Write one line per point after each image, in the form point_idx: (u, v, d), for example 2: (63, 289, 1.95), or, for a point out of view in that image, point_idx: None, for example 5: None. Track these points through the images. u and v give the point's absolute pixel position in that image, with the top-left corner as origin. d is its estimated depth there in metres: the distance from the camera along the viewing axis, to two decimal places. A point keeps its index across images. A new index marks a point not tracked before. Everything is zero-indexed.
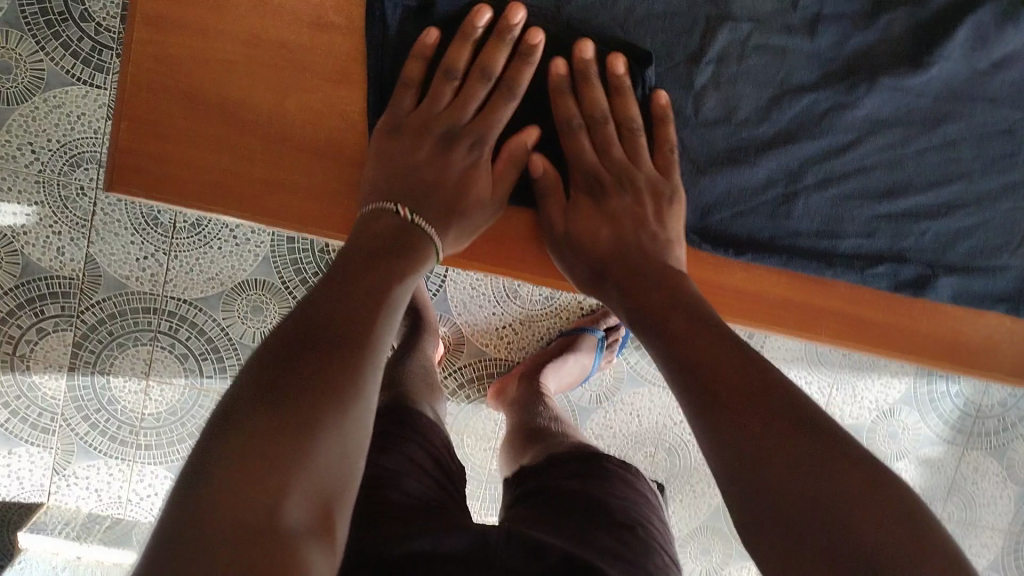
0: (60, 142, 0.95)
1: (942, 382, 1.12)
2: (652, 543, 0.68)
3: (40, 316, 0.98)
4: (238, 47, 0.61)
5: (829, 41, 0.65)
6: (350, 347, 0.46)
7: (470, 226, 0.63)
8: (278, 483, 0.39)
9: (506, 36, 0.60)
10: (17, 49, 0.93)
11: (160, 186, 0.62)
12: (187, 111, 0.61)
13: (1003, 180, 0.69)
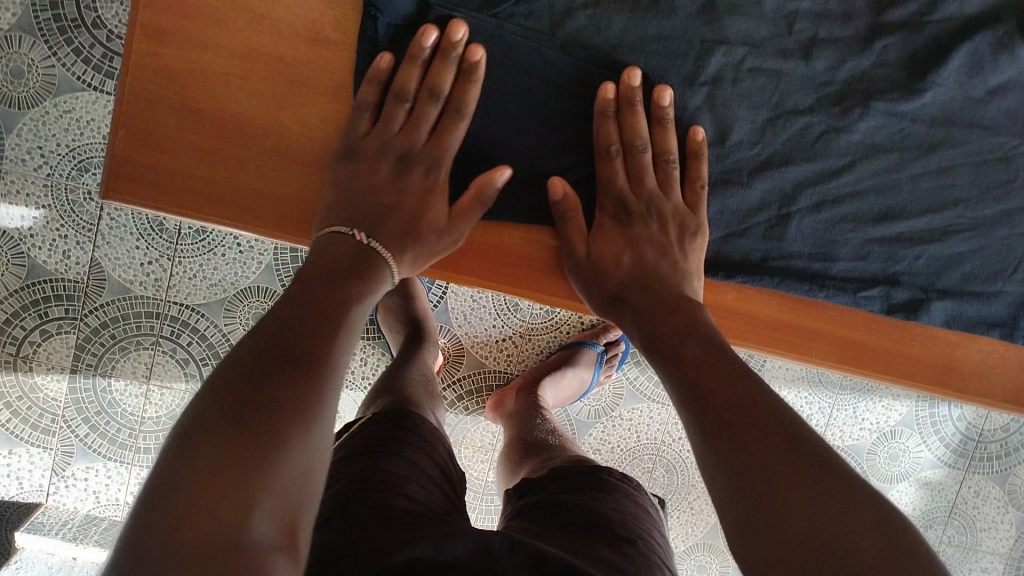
0: (70, 147, 0.96)
1: (944, 406, 1.10)
2: (658, 559, 0.60)
3: (44, 319, 0.99)
4: (209, 53, 0.56)
5: (824, 65, 0.61)
6: (317, 357, 0.45)
7: (428, 253, 0.59)
8: (248, 498, 0.38)
9: (451, 55, 0.55)
10: (29, 53, 0.94)
11: (166, 197, 0.57)
12: (173, 122, 0.56)
13: (1002, 209, 0.64)
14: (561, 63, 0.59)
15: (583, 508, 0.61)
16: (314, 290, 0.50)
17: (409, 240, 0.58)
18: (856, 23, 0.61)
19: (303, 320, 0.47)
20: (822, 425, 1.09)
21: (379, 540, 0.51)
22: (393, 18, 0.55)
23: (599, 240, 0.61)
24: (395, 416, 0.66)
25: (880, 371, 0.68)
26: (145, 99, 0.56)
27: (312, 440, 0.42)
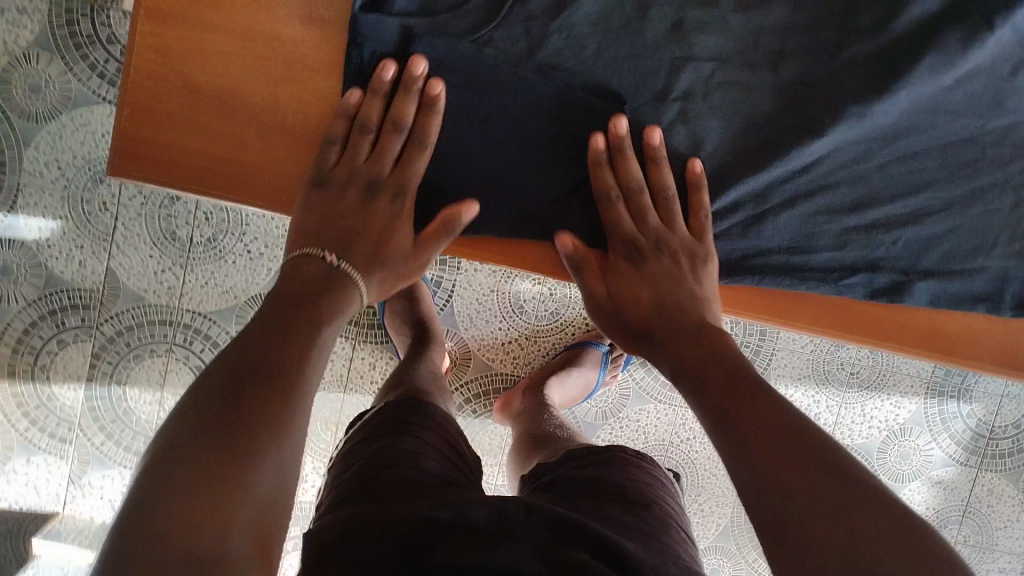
0: (85, 159, 0.99)
1: (953, 402, 1.09)
2: (673, 523, 0.61)
3: (61, 327, 1.01)
4: (209, 44, 0.58)
5: (790, 74, 0.62)
6: (291, 384, 0.47)
7: (392, 275, 0.62)
8: (229, 510, 0.40)
9: (412, 88, 0.58)
10: (48, 69, 0.97)
11: (171, 172, 0.59)
12: (178, 99, 0.58)
13: (976, 186, 0.65)
14: (541, 85, 0.60)
15: (601, 483, 0.62)
16: (291, 315, 0.52)
17: (375, 262, 0.60)
18: (819, 33, 0.62)
19: (279, 346, 0.49)
20: (830, 424, 1.09)
21: (388, 502, 0.51)
22: (378, 45, 0.58)
23: (620, 279, 0.64)
24: (409, 403, 0.67)
25: (880, 338, 0.68)
26: (154, 76, 0.58)
27: (279, 460, 0.44)
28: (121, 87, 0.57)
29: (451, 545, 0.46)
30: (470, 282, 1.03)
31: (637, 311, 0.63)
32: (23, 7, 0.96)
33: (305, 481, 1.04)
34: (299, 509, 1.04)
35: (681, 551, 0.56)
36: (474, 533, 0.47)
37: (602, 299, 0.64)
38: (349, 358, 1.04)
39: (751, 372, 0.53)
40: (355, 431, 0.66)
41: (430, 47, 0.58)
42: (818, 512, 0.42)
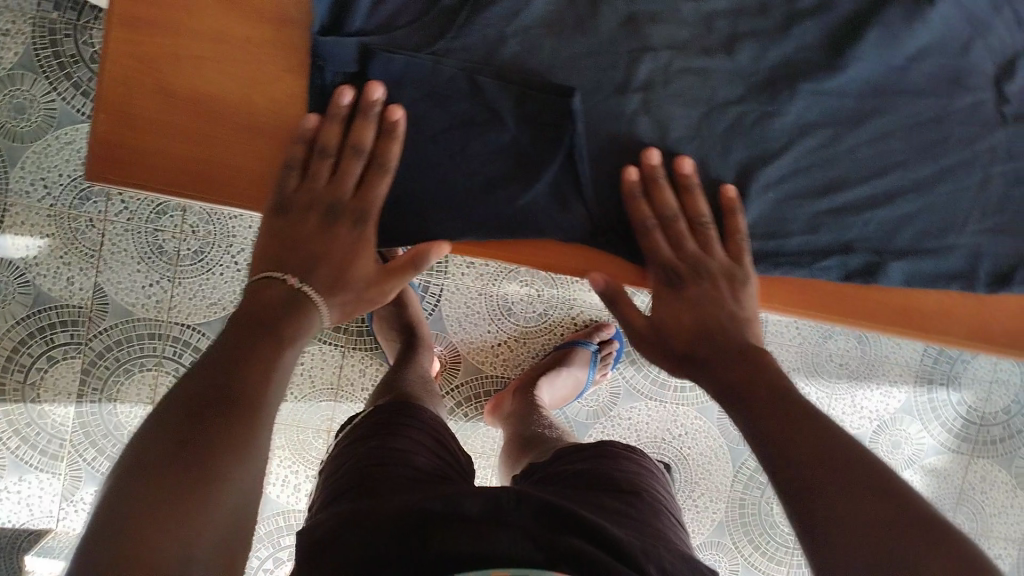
0: (72, 177, 1.00)
1: (942, 390, 1.10)
2: (663, 508, 0.62)
3: (50, 344, 1.02)
4: (181, 50, 0.58)
5: (748, 57, 0.63)
6: (258, 401, 0.47)
7: (353, 300, 0.60)
8: (190, 532, 0.41)
9: (371, 113, 0.57)
10: (31, 90, 0.98)
11: (146, 175, 0.58)
12: (152, 102, 0.58)
13: (943, 166, 0.66)
14: (498, 91, 0.60)
15: (596, 475, 0.62)
16: (261, 326, 0.52)
17: (339, 288, 0.58)
18: (772, 16, 0.64)
19: (248, 361, 0.49)
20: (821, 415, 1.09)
21: (379, 499, 0.51)
22: (339, 65, 0.58)
23: (660, 306, 0.63)
24: (397, 406, 0.67)
25: (863, 317, 0.69)
26: (129, 77, 0.57)
27: (245, 474, 0.45)
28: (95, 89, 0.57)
29: (441, 534, 0.45)
30: (457, 287, 1.03)
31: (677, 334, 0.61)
32: (5, 28, 0.97)
33: (299, 491, 1.04)
34: (293, 519, 1.04)
35: (670, 535, 0.57)
36: (465, 522, 0.46)
37: (644, 326, 0.63)
38: (339, 366, 1.04)
39: (800, 398, 0.53)
40: (346, 433, 0.66)
41: (388, 64, 0.58)
42: (881, 555, 0.42)
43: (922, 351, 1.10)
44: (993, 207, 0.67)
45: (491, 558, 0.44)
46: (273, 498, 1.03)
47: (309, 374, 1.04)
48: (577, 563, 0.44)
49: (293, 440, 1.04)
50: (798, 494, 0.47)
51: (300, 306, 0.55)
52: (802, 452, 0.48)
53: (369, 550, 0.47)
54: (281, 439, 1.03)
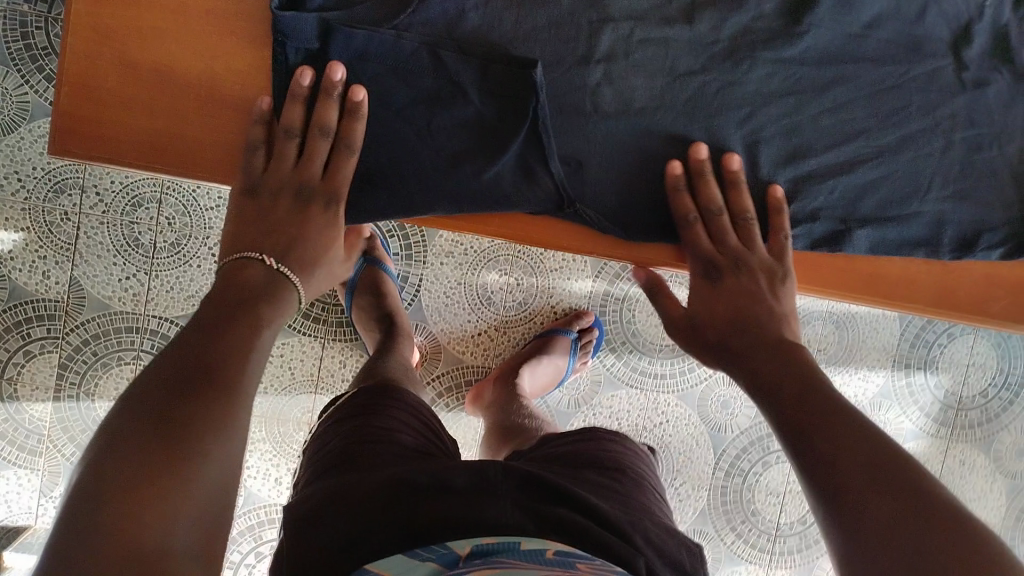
0: (46, 170, 0.99)
1: (920, 375, 1.11)
2: (649, 487, 0.62)
3: (26, 339, 1.01)
4: (142, 28, 0.57)
5: (707, 27, 0.64)
6: (238, 381, 0.47)
7: (324, 278, 0.62)
8: (174, 504, 0.40)
9: (333, 93, 0.57)
10: (3, 83, 0.97)
11: (112, 149, 0.58)
12: (116, 75, 0.57)
13: (904, 134, 0.67)
14: (460, 66, 0.59)
15: (587, 455, 0.61)
16: (236, 309, 0.52)
17: (313, 267, 0.60)
18: None
19: (227, 343, 0.49)
20: None
21: (353, 476, 0.50)
22: (302, 42, 0.57)
23: (702, 304, 0.65)
24: (379, 388, 0.66)
25: (837, 288, 0.70)
26: (93, 54, 0.57)
27: (223, 455, 0.44)
28: (57, 63, 0.56)
29: (429, 513, 0.45)
30: (436, 276, 1.03)
31: (714, 331, 0.64)
32: None
33: (280, 484, 1.03)
34: (275, 511, 1.03)
35: (656, 510, 0.57)
36: (450, 497, 0.46)
37: (679, 315, 0.67)
38: (319, 358, 1.04)
39: (832, 393, 0.52)
40: (328, 415, 0.65)
41: (349, 39, 0.57)
42: (879, 510, 0.43)
43: (899, 335, 1.10)
44: (955, 174, 0.68)
45: (484, 525, 0.44)
46: (255, 491, 1.03)
47: (288, 368, 1.03)
48: (566, 532, 0.45)
49: (274, 433, 1.03)
50: (829, 487, 0.46)
51: (277, 289, 0.56)
52: (815, 422, 0.50)
53: (353, 524, 0.45)
54: (261, 432, 1.03)
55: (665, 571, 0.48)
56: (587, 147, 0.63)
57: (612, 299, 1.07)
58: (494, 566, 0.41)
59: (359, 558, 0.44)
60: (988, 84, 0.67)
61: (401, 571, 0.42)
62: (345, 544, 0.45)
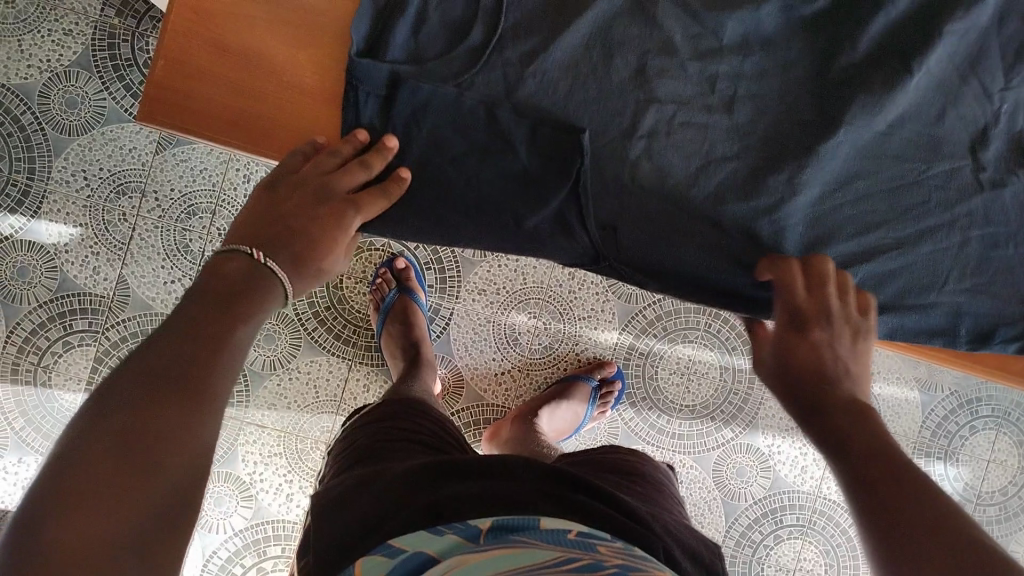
0: (111, 172, 1.04)
1: (939, 463, 1.10)
2: (668, 490, 0.66)
3: (68, 330, 1.04)
4: (238, 22, 0.61)
5: (745, 116, 0.66)
6: (206, 393, 0.44)
7: (312, 280, 0.60)
8: (133, 516, 0.38)
9: (383, 153, 0.61)
10: (84, 87, 1.03)
11: (198, 122, 0.62)
12: (209, 56, 0.61)
13: (923, 227, 0.69)
14: (513, 124, 0.64)
15: (612, 464, 0.65)
16: (214, 311, 0.48)
17: (310, 268, 0.59)
18: (769, 81, 0.66)
19: (200, 344, 0.46)
20: (817, 478, 1.10)
21: (367, 473, 0.52)
22: (373, 88, 0.62)
23: (787, 348, 0.63)
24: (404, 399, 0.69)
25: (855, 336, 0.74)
26: (190, 34, 0.60)
27: (189, 452, 0.42)
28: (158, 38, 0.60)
29: (438, 492, 0.46)
30: (467, 311, 1.06)
31: (789, 376, 0.62)
32: (67, 28, 1.02)
33: (291, 501, 1.03)
34: (282, 529, 1.03)
35: (676, 510, 0.61)
36: (462, 479, 0.47)
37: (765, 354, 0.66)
38: (344, 379, 1.06)
39: (911, 464, 0.50)
40: (359, 416, 0.67)
41: (415, 92, 0.62)
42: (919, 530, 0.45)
43: (921, 423, 1.10)
44: (973, 270, 0.69)
45: (501, 505, 0.43)
46: (265, 505, 1.03)
47: (314, 386, 1.05)
48: (582, 512, 0.45)
49: (291, 448, 1.04)
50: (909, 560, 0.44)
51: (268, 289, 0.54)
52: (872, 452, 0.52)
53: (378, 513, 0.46)
54: (279, 446, 1.03)
55: (687, 560, 0.50)
56: (625, 214, 0.66)
57: (637, 353, 1.08)
58: (512, 545, 0.39)
59: (385, 532, 0.43)
60: (1004, 186, 0.68)
61: (422, 545, 0.41)
62: (364, 530, 0.45)
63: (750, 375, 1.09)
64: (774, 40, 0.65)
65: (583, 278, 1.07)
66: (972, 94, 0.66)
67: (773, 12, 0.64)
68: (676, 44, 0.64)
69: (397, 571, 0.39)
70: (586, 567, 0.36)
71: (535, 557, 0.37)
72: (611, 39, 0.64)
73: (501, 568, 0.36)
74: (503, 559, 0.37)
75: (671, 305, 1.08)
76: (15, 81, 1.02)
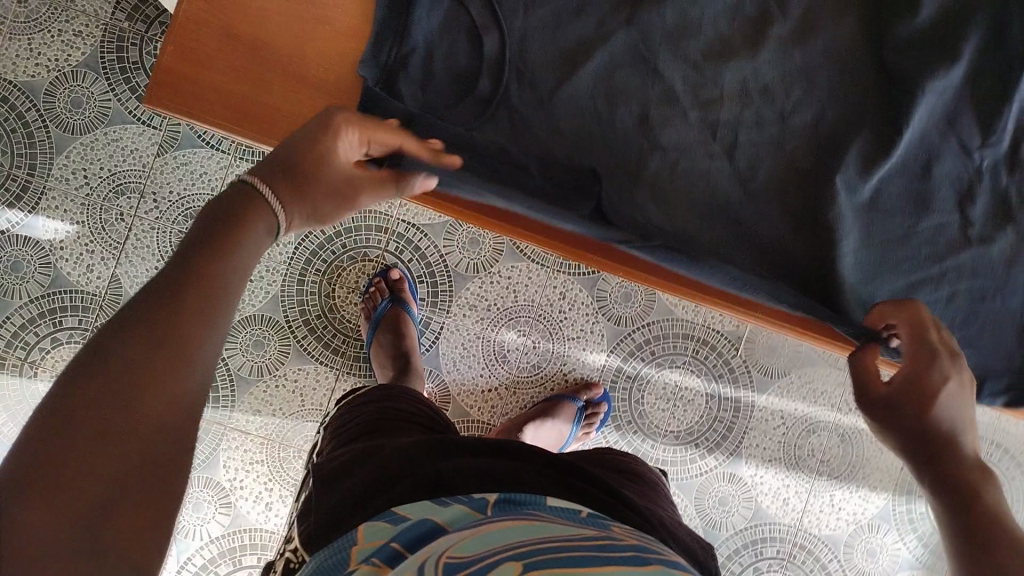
0: (111, 172, 1.05)
1: (921, 502, 1.11)
2: (658, 486, 0.66)
3: (57, 327, 1.04)
4: (249, 21, 0.64)
5: (745, 162, 0.71)
6: (189, 371, 0.37)
7: (309, 184, 0.49)
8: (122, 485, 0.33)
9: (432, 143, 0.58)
10: (90, 87, 1.05)
11: (204, 105, 0.63)
12: (220, 45, 0.64)
13: (913, 280, 0.72)
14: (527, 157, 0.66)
15: (605, 460, 0.65)
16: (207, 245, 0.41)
17: (306, 189, 0.49)
18: (769, 129, 0.70)
19: (172, 305, 0.38)
20: (799, 512, 1.10)
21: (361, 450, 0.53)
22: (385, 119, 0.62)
23: (916, 394, 0.55)
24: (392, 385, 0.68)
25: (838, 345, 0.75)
26: (200, 21, 0.63)
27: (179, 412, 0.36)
28: (170, 25, 0.63)
29: (442, 461, 0.47)
30: (457, 326, 1.06)
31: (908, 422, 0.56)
32: (78, 29, 1.04)
33: (270, 509, 1.02)
34: (260, 537, 1.02)
35: (668, 507, 0.61)
36: (471, 451, 0.49)
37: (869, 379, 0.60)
38: (331, 390, 1.05)
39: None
40: (356, 396, 0.68)
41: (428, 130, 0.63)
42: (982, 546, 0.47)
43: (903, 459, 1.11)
44: (959, 323, 0.73)
45: (500, 479, 0.45)
46: (243, 513, 1.02)
47: (300, 394, 1.04)
48: (580, 496, 0.46)
49: (273, 456, 1.03)
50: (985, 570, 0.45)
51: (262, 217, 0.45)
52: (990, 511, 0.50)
53: (379, 481, 0.46)
54: (261, 454, 1.03)
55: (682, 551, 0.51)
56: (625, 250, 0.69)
57: (624, 376, 1.09)
58: (527, 519, 0.39)
59: (388, 501, 0.43)
60: (993, 241, 0.71)
61: (426, 515, 0.40)
62: (355, 499, 0.45)
63: (735, 404, 1.09)
64: (772, 88, 0.70)
65: (573, 297, 1.08)
66: (953, 152, 0.71)
67: (769, 61, 0.70)
68: (676, 92, 0.69)
69: (405, 537, 0.38)
70: (609, 548, 0.36)
71: (554, 531, 0.37)
72: (614, 85, 0.69)
73: (522, 538, 0.35)
74: (521, 530, 0.37)
75: (660, 330, 1.09)
76: (22, 79, 1.04)
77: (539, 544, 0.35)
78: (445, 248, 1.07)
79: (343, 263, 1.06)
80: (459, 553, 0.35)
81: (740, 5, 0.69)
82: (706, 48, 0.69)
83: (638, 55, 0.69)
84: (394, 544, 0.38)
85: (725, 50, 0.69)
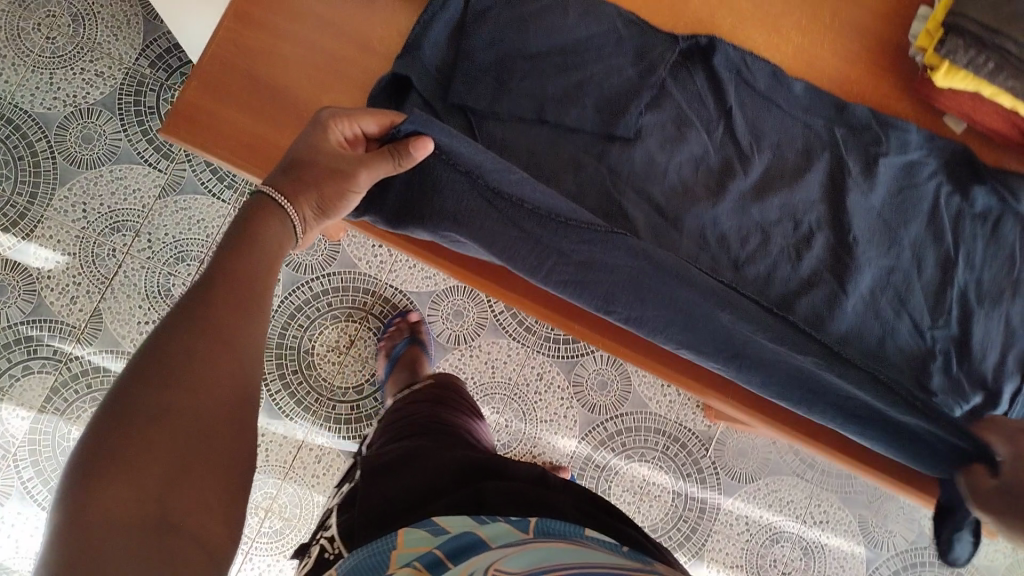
0: (110, 209, 1.07)
1: None
2: None
3: (31, 355, 1.04)
4: (267, 74, 0.68)
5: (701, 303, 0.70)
6: (217, 371, 0.41)
7: (308, 178, 0.53)
8: (172, 470, 0.37)
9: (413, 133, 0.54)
10: (103, 125, 1.08)
11: (211, 136, 0.66)
12: (238, 85, 0.67)
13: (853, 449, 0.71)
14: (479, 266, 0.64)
15: None
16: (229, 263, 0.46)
17: (314, 189, 0.53)
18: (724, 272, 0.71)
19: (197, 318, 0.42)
20: None
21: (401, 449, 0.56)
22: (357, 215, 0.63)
23: None
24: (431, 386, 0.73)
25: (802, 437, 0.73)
26: (225, 61, 0.67)
27: (215, 404, 0.40)
28: (197, 62, 0.67)
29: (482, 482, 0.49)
30: None
31: None
32: (100, 70, 1.08)
33: None
34: None
35: None
36: (513, 477, 0.50)
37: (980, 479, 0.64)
38: (297, 447, 1.04)
39: None
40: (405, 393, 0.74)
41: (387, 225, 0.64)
42: None
43: None
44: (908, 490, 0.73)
45: (541, 506, 0.45)
46: None
47: (264, 450, 1.03)
48: (617, 534, 0.46)
49: None
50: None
51: (253, 234, 0.48)
52: None
53: (411, 499, 0.48)
54: None
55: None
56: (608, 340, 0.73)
57: (592, 465, 1.08)
58: (572, 542, 0.39)
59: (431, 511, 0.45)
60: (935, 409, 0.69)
61: (465, 528, 0.42)
62: (390, 510, 0.47)
63: (701, 504, 1.09)
64: (728, 237, 0.72)
65: (550, 380, 1.08)
66: (907, 331, 0.71)
67: (729, 212, 0.72)
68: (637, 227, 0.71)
69: (448, 545, 0.40)
70: None
71: (600, 557, 0.37)
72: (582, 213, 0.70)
73: (570, 559, 0.36)
74: (564, 551, 0.37)
75: (628, 422, 1.09)
76: (38, 110, 1.07)
77: (587, 567, 0.35)
78: (429, 319, 1.08)
79: (326, 321, 1.06)
80: (507, 567, 0.36)
81: (705, 156, 0.73)
82: (670, 191, 0.72)
83: (605, 189, 0.71)
84: (437, 550, 0.39)
85: (688, 194, 0.72)
